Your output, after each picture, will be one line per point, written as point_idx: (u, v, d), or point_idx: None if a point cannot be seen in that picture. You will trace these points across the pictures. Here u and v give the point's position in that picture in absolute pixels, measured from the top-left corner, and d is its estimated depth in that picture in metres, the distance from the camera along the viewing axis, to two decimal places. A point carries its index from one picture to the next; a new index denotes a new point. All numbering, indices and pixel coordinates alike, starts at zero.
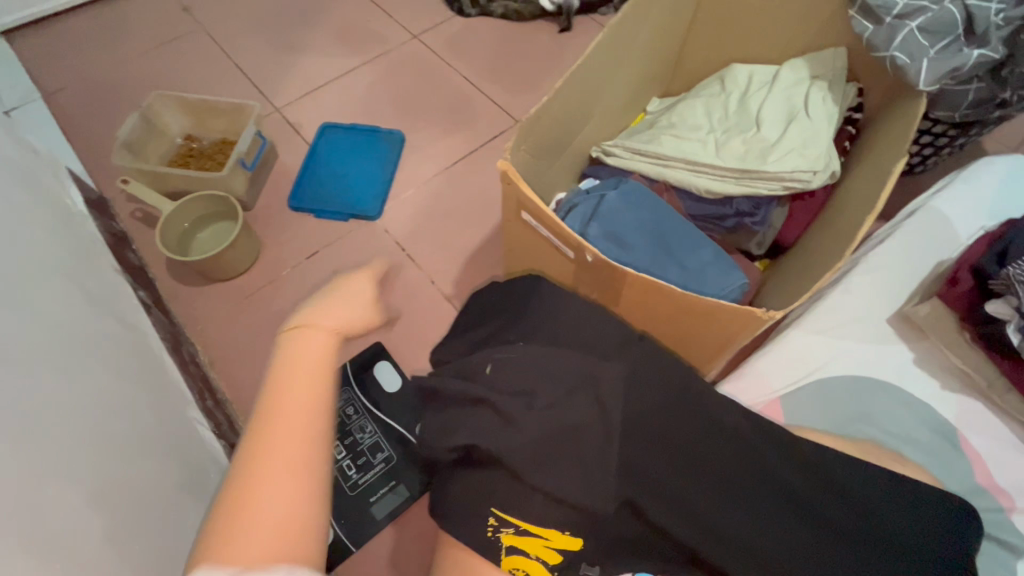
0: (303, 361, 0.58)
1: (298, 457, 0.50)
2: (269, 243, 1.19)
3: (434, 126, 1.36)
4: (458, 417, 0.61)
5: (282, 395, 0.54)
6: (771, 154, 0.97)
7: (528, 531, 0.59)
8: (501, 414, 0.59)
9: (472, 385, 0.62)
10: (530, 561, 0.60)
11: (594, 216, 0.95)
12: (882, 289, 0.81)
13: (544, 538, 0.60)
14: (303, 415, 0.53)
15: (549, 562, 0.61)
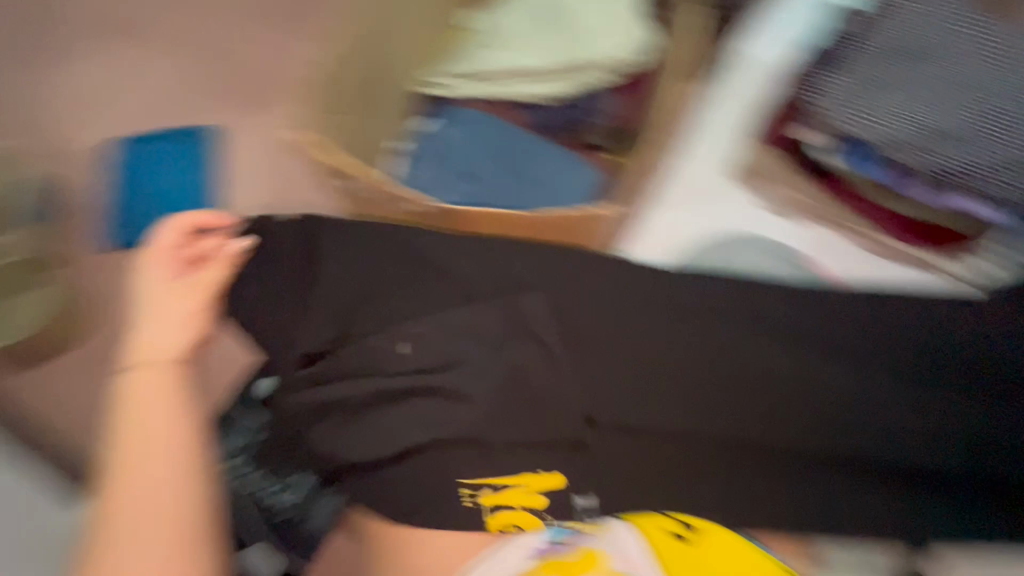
0: (136, 406, 0.59)
1: (155, 524, 0.55)
2: (103, 298, 1.07)
3: (235, 99, 1.15)
4: (390, 411, 0.68)
5: (118, 466, 0.57)
6: (586, 43, 0.91)
7: (502, 487, 0.66)
8: (447, 390, 0.68)
9: (393, 380, 0.68)
10: (518, 513, 0.66)
11: (436, 157, 0.92)
12: (713, 148, 0.83)
13: (522, 486, 0.67)
14: (156, 472, 0.57)
15: (539, 508, 0.66)
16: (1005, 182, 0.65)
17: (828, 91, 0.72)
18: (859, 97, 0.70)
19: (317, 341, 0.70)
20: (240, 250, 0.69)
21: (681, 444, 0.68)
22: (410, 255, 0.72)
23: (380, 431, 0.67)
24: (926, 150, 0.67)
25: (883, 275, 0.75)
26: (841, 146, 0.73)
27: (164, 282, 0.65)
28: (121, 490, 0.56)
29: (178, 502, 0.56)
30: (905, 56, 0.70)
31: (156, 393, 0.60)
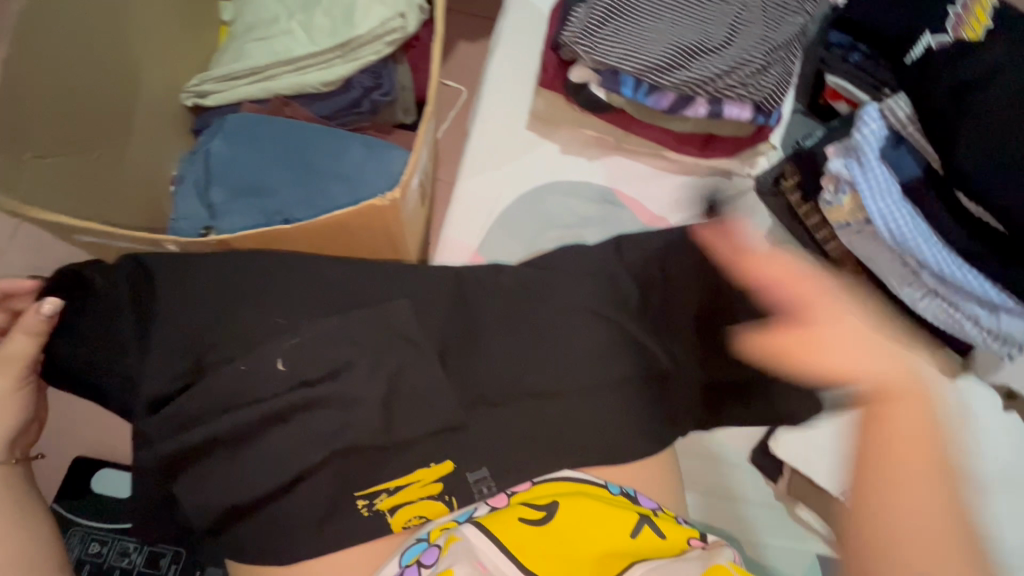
0: None
1: None
2: None
3: None
4: (263, 445, 0.56)
5: None
6: (354, 17, 0.87)
7: (397, 485, 0.57)
8: (327, 399, 0.57)
9: (259, 407, 0.56)
10: (419, 503, 0.58)
11: (211, 178, 0.80)
12: (507, 103, 0.82)
13: (413, 482, 0.58)
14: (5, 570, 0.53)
15: (437, 495, 0.58)
16: (741, 85, 0.67)
17: (580, 19, 0.67)
18: (609, 24, 0.67)
19: (168, 383, 0.58)
20: (45, 316, 0.58)
21: (600, 395, 0.61)
22: (217, 272, 0.62)
23: (263, 473, 0.56)
24: (681, 66, 0.67)
25: (680, 191, 0.80)
26: (600, 76, 0.69)
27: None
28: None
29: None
30: None
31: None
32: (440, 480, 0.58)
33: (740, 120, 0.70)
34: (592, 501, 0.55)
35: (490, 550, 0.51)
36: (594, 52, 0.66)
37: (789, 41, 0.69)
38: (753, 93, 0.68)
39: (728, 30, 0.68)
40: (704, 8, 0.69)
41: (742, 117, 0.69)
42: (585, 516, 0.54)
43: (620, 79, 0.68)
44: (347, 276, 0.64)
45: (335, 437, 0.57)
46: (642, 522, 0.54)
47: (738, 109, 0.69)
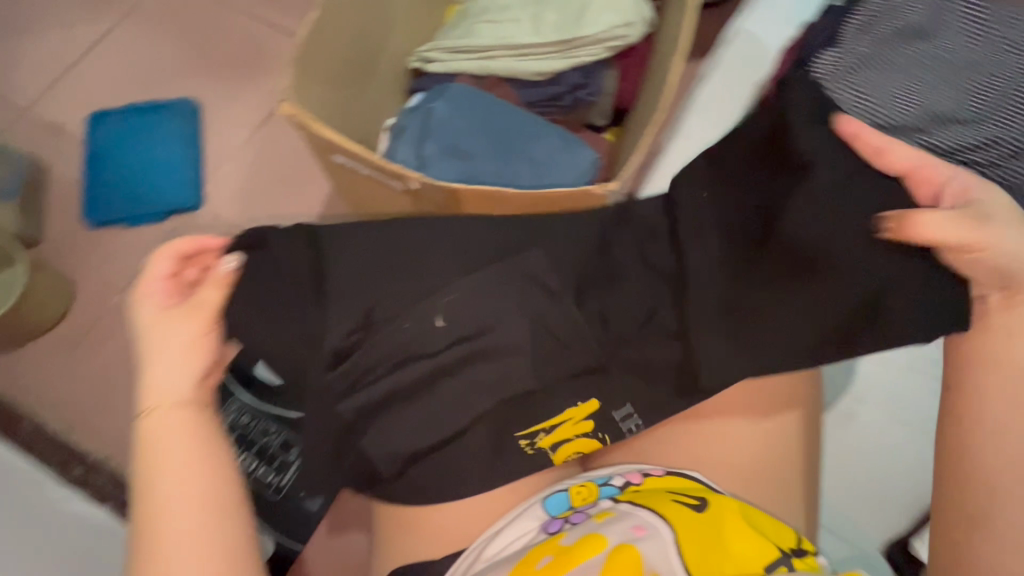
0: (162, 445, 0.49)
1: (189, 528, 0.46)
2: (82, 277, 0.99)
3: (227, 76, 1.13)
4: (435, 396, 0.59)
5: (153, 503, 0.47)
6: (583, 19, 0.92)
7: (552, 425, 0.60)
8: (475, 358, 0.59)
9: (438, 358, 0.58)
10: (577, 442, 0.61)
11: (427, 134, 0.88)
12: (713, 128, 0.84)
13: (566, 422, 0.60)
14: (200, 473, 0.48)
15: (589, 432, 0.61)
16: (991, 164, 0.63)
17: (828, 64, 0.66)
18: (856, 74, 0.65)
19: (342, 337, 0.56)
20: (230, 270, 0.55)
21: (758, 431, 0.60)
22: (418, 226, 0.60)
23: (436, 414, 0.59)
24: (924, 132, 0.64)
25: None
26: None
27: (156, 316, 0.53)
28: (147, 511, 0.47)
29: (201, 514, 0.47)
30: (903, 34, 0.66)
31: (172, 427, 0.49)
32: (589, 420, 0.61)
33: None
34: (742, 509, 0.54)
35: (643, 514, 0.52)
36: (833, 100, 0.65)
37: None
38: (1002, 175, 0.62)
39: (991, 103, 0.63)
40: (971, 76, 0.64)
41: None
42: (724, 529, 0.51)
43: None
44: (537, 226, 0.61)
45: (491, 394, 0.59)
46: (778, 561, 0.49)
47: None
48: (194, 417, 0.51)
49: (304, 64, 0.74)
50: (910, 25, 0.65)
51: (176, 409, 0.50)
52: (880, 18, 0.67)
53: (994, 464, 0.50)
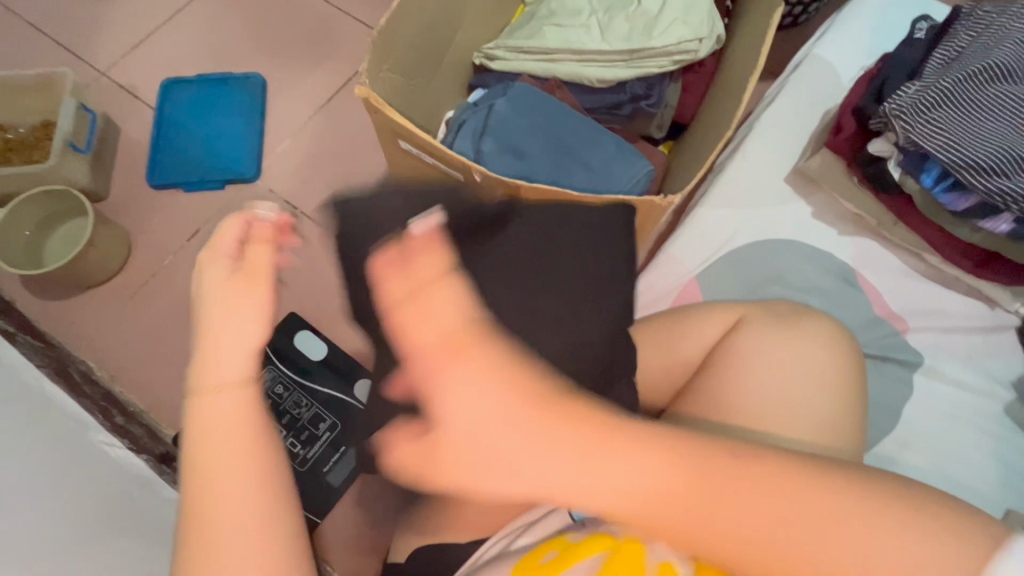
0: (215, 429, 0.38)
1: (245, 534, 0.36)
2: (139, 235, 1.03)
3: (296, 57, 1.17)
4: None
5: (200, 503, 0.36)
6: (653, 30, 0.92)
7: None
8: None
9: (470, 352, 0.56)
10: None
11: (486, 129, 0.89)
12: (775, 151, 0.83)
13: None
14: (256, 469, 0.38)
15: None
16: None
17: (908, 96, 0.65)
18: (938, 109, 0.63)
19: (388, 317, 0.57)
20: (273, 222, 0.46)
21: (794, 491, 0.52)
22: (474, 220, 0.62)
23: None
24: (1004, 174, 0.61)
25: (924, 297, 0.76)
26: (904, 156, 0.67)
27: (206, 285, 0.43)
28: (194, 502, 0.37)
29: (262, 510, 0.37)
30: (992, 73, 0.63)
31: (227, 411, 0.39)
32: None
33: None
34: None
35: None
36: (910, 133, 0.64)
37: None
38: None
39: None
40: None
41: None
42: None
43: (924, 166, 0.66)
44: None
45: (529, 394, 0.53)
46: None
47: None
48: (254, 398, 0.40)
49: (379, 50, 0.75)
50: (1002, 65, 0.63)
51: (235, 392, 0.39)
52: (968, 56, 0.66)
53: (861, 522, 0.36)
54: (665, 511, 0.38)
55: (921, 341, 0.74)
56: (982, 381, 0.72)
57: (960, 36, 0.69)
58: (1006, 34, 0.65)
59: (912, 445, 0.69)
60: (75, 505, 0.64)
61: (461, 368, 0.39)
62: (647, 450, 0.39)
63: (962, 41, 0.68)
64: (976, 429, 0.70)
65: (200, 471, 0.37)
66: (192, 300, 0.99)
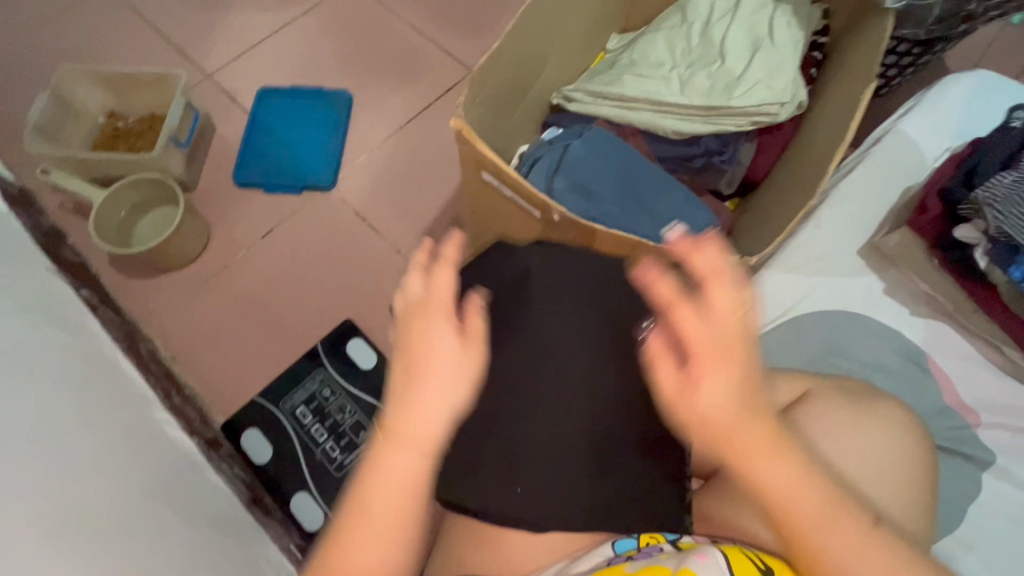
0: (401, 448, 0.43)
1: (385, 521, 0.43)
2: (218, 227, 1.09)
3: (383, 80, 1.24)
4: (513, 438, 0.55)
5: (361, 486, 0.44)
6: (735, 90, 0.93)
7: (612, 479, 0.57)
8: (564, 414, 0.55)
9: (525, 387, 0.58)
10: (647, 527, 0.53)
11: (559, 167, 0.91)
12: (850, 222, 0.82)
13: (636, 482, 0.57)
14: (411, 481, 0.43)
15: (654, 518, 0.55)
16: None
17: (1003, 186, 0.63)
18: None
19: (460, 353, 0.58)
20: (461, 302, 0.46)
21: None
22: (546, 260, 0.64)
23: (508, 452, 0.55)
24: None
25: (1000, 393, 0.72)
26: (994, 246, 0.64)
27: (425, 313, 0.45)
28: (360, 500, 0.44)
29: (402, 528, 0.44)
30: None
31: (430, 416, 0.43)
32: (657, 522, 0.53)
33: None
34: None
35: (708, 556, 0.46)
36: (1003, 223, 0.61)
37: None
38: None
39: None
40: None
41: None
42: None
43: (1016, 259, 0.63)
44: None
45: (587, 413, 0.55)
46: None
47: None
48: (430, 451, 0.44)
49: (474, 85, 0.79)
50: None
51: (442, 407, 0.43)
52: None
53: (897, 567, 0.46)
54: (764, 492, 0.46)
55: (994, 440, 0.70)
56: None
57: None
58: None
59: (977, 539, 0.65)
60: (136, 478, 0.67)
61: (721, 377, 0.43)
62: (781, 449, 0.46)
63: None
64: None
65: (373, 467, 0.44)
66: (258, 294, 1.04)
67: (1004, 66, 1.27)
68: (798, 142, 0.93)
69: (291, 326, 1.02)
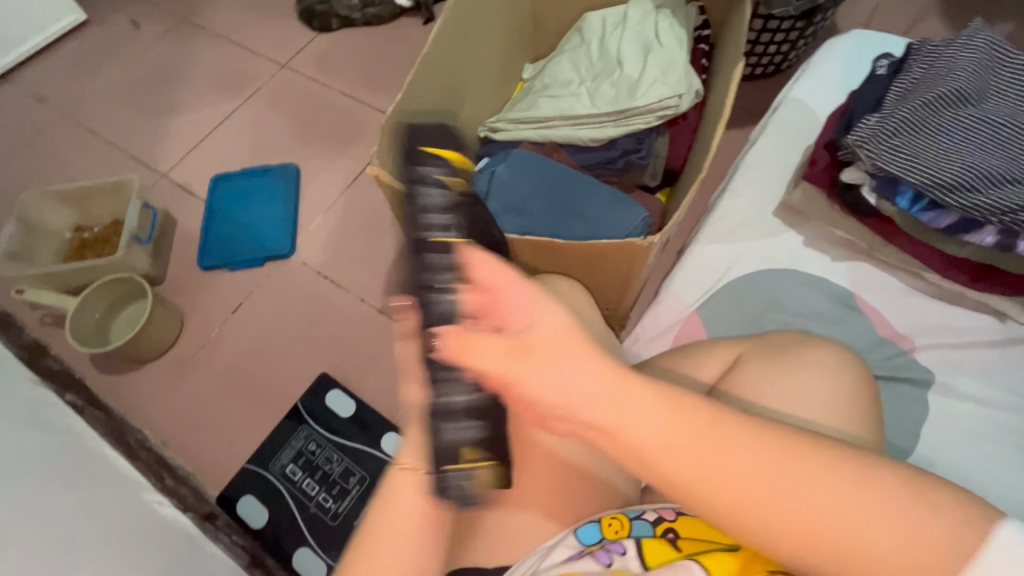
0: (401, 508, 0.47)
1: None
2: (191, 311, 1.15)
3: (326, 147, 1.32)
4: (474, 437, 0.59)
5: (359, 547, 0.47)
6: (636, 92, 1.00)
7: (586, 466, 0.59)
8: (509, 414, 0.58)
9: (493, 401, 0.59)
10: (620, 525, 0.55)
11: (490, 193, 0.98)
12: (761, 188, 0.87)
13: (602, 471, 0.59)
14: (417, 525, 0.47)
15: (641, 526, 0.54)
16: None
17: (869, 128, 0.70)
18: (898, 137, 0.68)
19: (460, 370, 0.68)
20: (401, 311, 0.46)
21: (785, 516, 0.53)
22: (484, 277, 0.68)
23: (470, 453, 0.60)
24: (975, 190, 0.64)
25: (932, 315, 0.76)
26: (877, 182, 0.71)
27: (460, 328, 0.37)
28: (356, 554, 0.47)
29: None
30: (950, 99, 0.68)
31: (548, 381, 0.36)
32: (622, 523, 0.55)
33: None
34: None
35: None
36: (877, 160, 0.68)
37: None
38: None
39: None
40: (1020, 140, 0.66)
41: None
42: None
43: (897, 190, 0.70)
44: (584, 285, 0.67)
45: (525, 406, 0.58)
46: None
47: None
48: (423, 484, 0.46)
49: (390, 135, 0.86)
50: (957, 91, 0.68)
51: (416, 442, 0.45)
52: (924, 86, 0.70)
53: (892, 514, 0.35)
54: (712, 493, 0.36)
55: (932, 360, 0.73)
56: (997, 398, 0.70)
57: (914, 69, 0.74)
58: (955, 63, 0.70)
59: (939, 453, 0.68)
60: (131, 557, 0.69)
61: (642, 389, 0.38)
62: (694, 426, 0.37)
63: (916, 74, 0.73)
64: (1000, 448, 0.68)
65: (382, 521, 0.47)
66: (236, 367, 1.08)
67: (895, 21, 1.36)
68: (703, 127, 1.00)
69: (271, 391, 1.06)
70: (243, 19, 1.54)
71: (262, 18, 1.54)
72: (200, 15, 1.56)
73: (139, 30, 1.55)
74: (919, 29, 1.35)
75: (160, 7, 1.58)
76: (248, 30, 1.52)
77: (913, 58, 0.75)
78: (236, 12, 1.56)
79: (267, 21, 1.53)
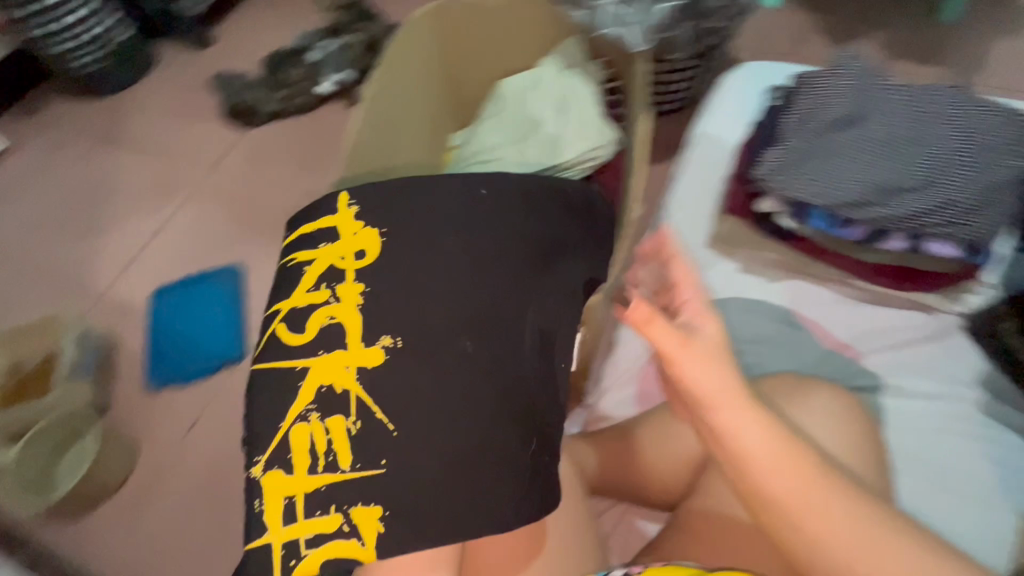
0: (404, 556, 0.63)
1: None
2: (144, 437, 1.10)
3: (265, 240, 1.32)
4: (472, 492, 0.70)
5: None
6: (559, 150, 1.05)
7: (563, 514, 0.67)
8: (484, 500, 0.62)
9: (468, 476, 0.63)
10: None
11: None
12: (693, 221, 0.90)
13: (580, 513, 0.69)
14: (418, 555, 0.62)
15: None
16: (949, 224, 0.69)
17: (771, 162, 0.76)
18: (798, 167, 0.74)
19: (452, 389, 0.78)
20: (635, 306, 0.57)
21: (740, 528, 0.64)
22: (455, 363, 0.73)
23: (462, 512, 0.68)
24: (876, 205, 0.71)
25: (869, 321, 0.80)
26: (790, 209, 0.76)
27: (648, 306, 0.57)
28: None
29: None
30: (836, 124, 0.74)
31: (701, 374, 0.54)
32: None
33: (947, 256, 0.71)
34: None
35: None
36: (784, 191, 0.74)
37: (1002, 182, 0.69)
38: (960, 233, 0.69)
39: (931, 171, 0.70)
40: (908, 150, 0.72)
41: (952, 254, 0.71)
42: None
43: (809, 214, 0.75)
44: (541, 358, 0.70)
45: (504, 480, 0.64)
46: None
47: (945, 246, 0.70)
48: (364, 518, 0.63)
49: None
50: (841, 116, 0.74)
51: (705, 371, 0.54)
52: (812, 114, 0.77)
53: (873, 532, 0.48)
54: (776, 493, 0.50)
55: (879, 365, 0.77)
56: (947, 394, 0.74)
57: (801, 98, 0.80)
58: (835, 89, 0.77)
59: (919, 470, 0.70)
60: None
61: (753, 414, 0.52)
62: (780, 445, 0.51)
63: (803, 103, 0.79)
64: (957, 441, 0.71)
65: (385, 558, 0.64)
66: (200, 488, 1.04)
67: (782, 42, 1.49)
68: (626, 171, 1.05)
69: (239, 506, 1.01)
70: (166, 126, 1.55)
71: (184, 122, 1.54)
72: (119, 129, 1.55)
73: (57, 152, 1.53)
74: (805, 46, 1.47)
75: (76, 126, 1.56)
76: (171, 137, 1.52)
77: (799, 90, 0.81)
78: (158, 120, 1.56)
79: (190, 124, 1.54)
